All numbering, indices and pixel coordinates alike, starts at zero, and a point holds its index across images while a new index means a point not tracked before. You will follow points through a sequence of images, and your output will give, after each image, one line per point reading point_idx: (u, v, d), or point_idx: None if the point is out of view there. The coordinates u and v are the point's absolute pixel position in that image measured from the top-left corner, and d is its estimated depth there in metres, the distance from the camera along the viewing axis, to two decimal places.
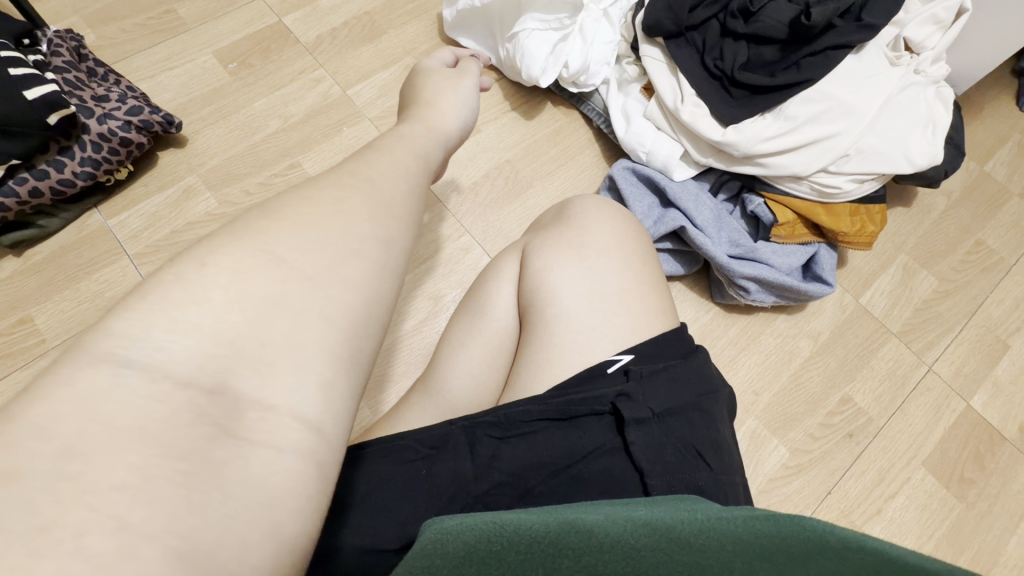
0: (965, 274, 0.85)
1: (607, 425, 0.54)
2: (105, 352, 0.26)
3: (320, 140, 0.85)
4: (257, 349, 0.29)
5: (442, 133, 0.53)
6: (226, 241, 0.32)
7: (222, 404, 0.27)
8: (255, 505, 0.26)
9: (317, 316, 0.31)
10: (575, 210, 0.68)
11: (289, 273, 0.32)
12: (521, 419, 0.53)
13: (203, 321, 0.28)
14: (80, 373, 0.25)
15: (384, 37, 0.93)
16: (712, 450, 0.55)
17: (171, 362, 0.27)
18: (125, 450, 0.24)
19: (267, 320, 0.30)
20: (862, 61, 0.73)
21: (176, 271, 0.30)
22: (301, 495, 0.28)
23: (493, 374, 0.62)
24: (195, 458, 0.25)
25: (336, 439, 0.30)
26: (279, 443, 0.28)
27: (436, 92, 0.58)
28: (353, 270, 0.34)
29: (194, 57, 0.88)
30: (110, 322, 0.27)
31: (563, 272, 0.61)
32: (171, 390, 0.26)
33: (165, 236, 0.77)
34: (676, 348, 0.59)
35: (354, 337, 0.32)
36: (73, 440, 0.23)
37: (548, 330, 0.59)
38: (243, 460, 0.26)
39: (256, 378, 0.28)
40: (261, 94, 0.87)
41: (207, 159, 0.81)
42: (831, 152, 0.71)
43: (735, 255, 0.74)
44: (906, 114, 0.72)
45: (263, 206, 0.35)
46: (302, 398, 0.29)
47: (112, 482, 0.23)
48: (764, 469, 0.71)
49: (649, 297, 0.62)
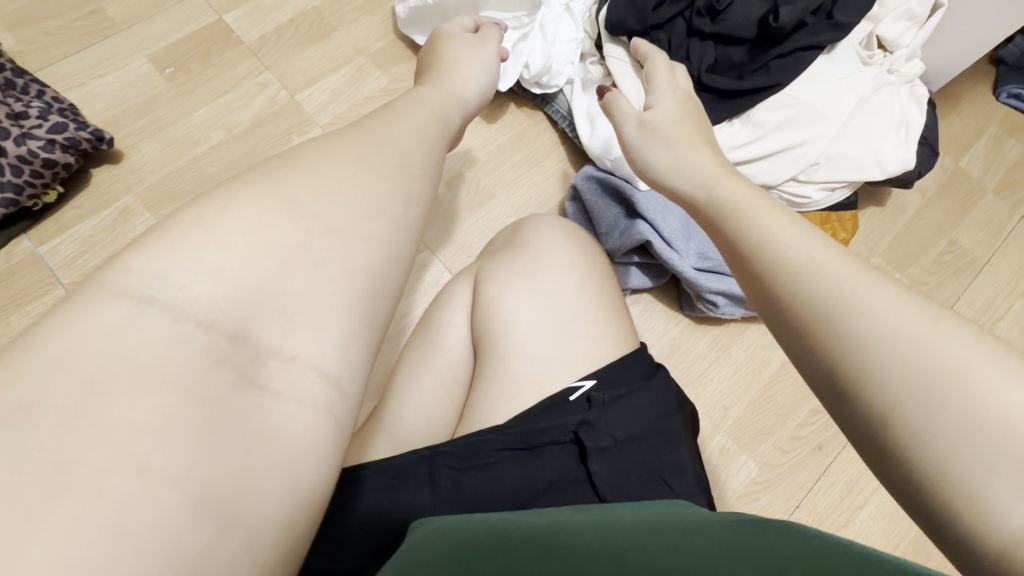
0: (938, 275, 0.84)
1: (569, 455, 0.53)
2: (125, 289, 0.32)
3: (268, 151, 0.80)
4: (278, 298, 0.35)
5: (461, 98, 0.57)
6: (246, 184, 0.38)
7: (243, 350, 0.33)
8: (276, 452, 0.32)
9: (338, 271, 0.37)
10: (528, 231, 0.64)
11: (310, 225, 0.37)
12: (481, 450, 0.51)
13: (224, 266, 0.34)
14: (99, 309, 0.31)
15: (334, 36, 0.87)
16: (675, 473, 0.54)
17: (191, 303, 0.33)
18: (149, 394, 0.29)
19: (288, 272, 0.36)
20: (834, 61, 0.69)
21: (195, 213, 0.36)
22: (319, 448, 0.34)
23: (447, 407, 0.59)
24: (217, 404, 0.31)
25: (353, 397, 0.36)
26: (300, 398, 0.34)
27: (458, 58, 0.61)
28: (373, 228, 0.39)
29: (126, 62, 0.82)
30: (126, 261, 0.34)
31: (518, 300, 0.58)
32: (193, 332, 0.32)
33: (101, 262, 0.72)
34: (638, 371, 0.57)
35: (372, 295, 0.38)
36: (97, 380, 0.29)
37: (504, 358, 0.57)
38: (261, 407, 0.32)
39: (276, 328, 0.34)
40: (202, 102, 0.81)
41: (145, 176, 0.76)
42: (801, 160, 0.67)
43: (704, 268, 0.72)
44: (878, 117, 0.69)
45: (282, 157, 0.41)
46: (320, 353, 0.35)
47: (140, 421, 0.29)
48: (732, 486, 0.70)
49: (608, 321, 0.59)
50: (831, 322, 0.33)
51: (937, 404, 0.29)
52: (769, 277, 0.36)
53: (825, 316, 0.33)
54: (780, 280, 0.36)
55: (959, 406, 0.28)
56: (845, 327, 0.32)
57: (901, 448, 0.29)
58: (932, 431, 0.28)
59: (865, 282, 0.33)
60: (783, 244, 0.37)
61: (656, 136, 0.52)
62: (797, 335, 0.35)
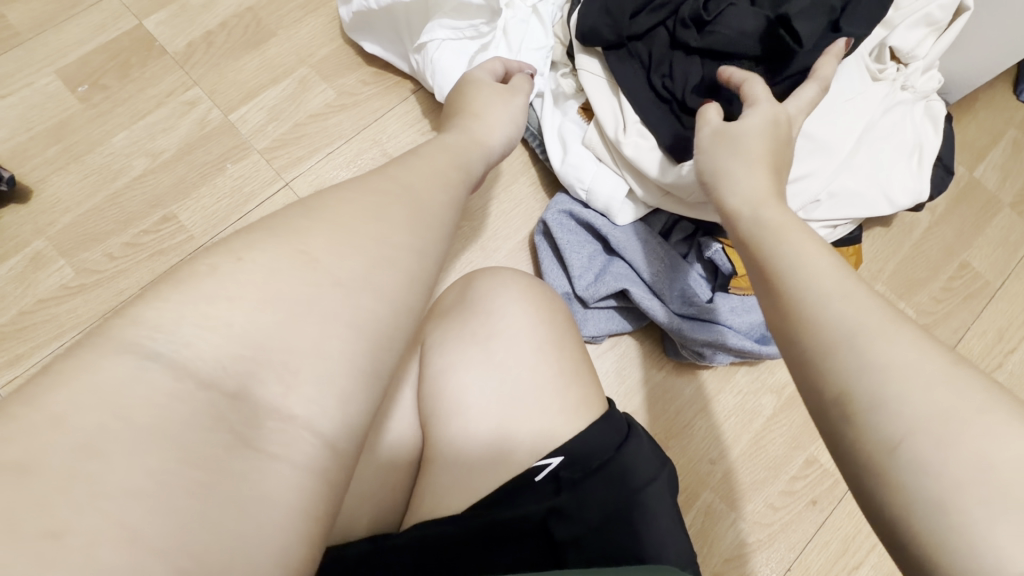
0: (946, 304, 0.77)
1: (540, 551, 0.46)
2: (132, 341, 0.28)
3: (198, 183, 0.71)
4: (283, 353, 0.30)
5: (486, 148, 0.52)
6: (263, 238, 0.33)
7: (242, 410, 0.29)
8: (268, 522, 0.27)
9: (345, 323, 0.32)
10: (481, 289, 0.56)
11: (323, 276, 0.32)
12: (436, 547, 0.45)
13: (231, 319, 0.30)
14: (104, 362, 0.27)
15: (273, 41, 0.76)
16: (658, 551, 0.46)
17: (196, 358, 0.28)
18: (143, 455, 0.25)
19: (298, 325, 0.31)
20: (840, 79, 0.63)
21: (211, 262, 0.31)
22: (306, 516, 0.29)
23: (386, 493, 0.50)
24: (211, 466, 0.26)
25: (347, 455, 0.31)
26: (294, 458, 0.29)
27: (486, 105, 0.56)
28: (386, 279, 0.34)
29: (32, 79, 0.71)
30: (137, 309, 0.29)
31: (462, 377, 0.51)
32: (194, 391, 0.28)
33: (10, 319, 0.64)
34: (610, 438, 0.49)
35: (376, 350, 0.33)
36: (93, 436, 0.25)
37: (453, 438, 0.49)
38: (259, 473, 0.28)
39: (277, 385, 0.30)
40: (121, 125, 0.71)
41: (59, 216, 0.67)
42: (805, 195, 0.61)
43: (688, 314, 0.66)
44: (887, 145, 0.65)
45: (305, 202, 0.36)
46: (320, 411, 0.30)
47: (131, 489, 0.24)
48: (721, 548, 0.65)
49: (568, 391, 0.51)
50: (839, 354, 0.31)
51: (930, 466, 0.26)
52: (790, 318, 0.34)
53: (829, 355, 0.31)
54: (796, 327, 0.33)
55: (966, 475, 0.25)
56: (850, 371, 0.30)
57: (890, 508, 0.27)
58: (926, 499, 0.26)
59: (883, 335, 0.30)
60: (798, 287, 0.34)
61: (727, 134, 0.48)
62: (802, 376, 0.33)
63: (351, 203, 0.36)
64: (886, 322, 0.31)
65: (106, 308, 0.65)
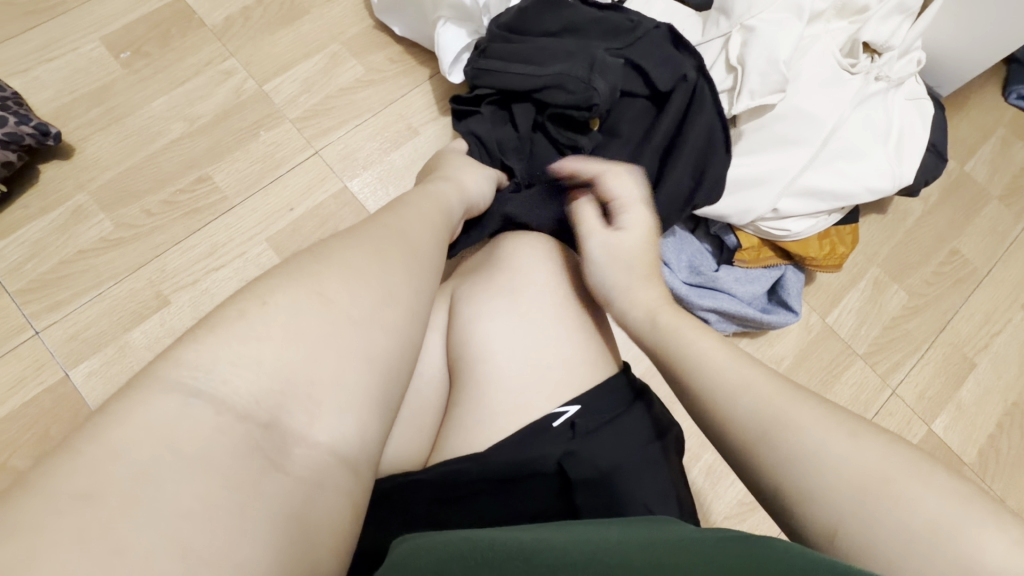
0: (936, 287, 0.81)
1: (553, 486, 0.50)
2: (175, 380, 0.31)
3: (233, 146, 0.74)
4: (308, 388, 0.33)
5: (465, 193, 0.59)
6: (280, 283, 0.36)
7: (273, 438, 0.31)
8: (296, 538, 0.29)
9: (360, 356, 0.35)
10: (506, 250, 0.61)
11: (339, 313, 0.36)
12: (458, 480, 0.49)
13: (264, 356, 0.33)
14: (153, 403, 0.29)
15: (307, 18, 0.80)
16: (660, 499, 0.51)
17: (233, 393, 0.31)
18: (192, 479, 0.27)
19: (318, 359, 0.34)
20: (801, 86, 0.68)
21: (239, 308, 0.34)
22: (327, 530, 0.31)
23: (414, 433, 0.54)
24: (251, 487, 0.29)
25: (362, 456, 0.34)
26: (325, 480, 0.32)
27: (456, 169, 0.63)
28: (391, 314, 0.38)
29: (76, 45, 0.75)
30: (182, 351, 0.32)
31: (490, 324, 0.54)
32: (234, 423, 0.30)
33: (51, 268, 0.67)
34: (623, 394, 0.53)
35: (395, 356, 0.37)
36: (147, 464, 0.27)
37: (480, 386, 0.52)
38: (289, 491, 0.30)
39: (303, 416, 0.33)
40: (160, 91, 0.75)
41: (97, 173, 0.71)
42: (769, 200, 0.69)
43: (694, 283, 0.72)
44: (856, 140, 0.70)
45: (312, 251, 0.39)
46: (342, 437, 0.34)
47: (182, 509, 0.26)
48: (718, 505, 0.69)
49: (589, 343, 0.55)
50: (769, 439, 0.38)
51: (876, 543, 0.33)
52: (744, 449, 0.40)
53: (770, 446, 0.38)
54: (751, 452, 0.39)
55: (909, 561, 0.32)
56: (782, 477, 0.37)
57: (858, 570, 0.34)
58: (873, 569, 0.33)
59: (797, 403, 0.39)
60: (715, 375, 0.43)
61: (617, 258, 0.55)
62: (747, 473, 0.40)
63: (351, 248, 0.40)
64: (796, 397, 0.40)
65: (143, 261, 0.69)
